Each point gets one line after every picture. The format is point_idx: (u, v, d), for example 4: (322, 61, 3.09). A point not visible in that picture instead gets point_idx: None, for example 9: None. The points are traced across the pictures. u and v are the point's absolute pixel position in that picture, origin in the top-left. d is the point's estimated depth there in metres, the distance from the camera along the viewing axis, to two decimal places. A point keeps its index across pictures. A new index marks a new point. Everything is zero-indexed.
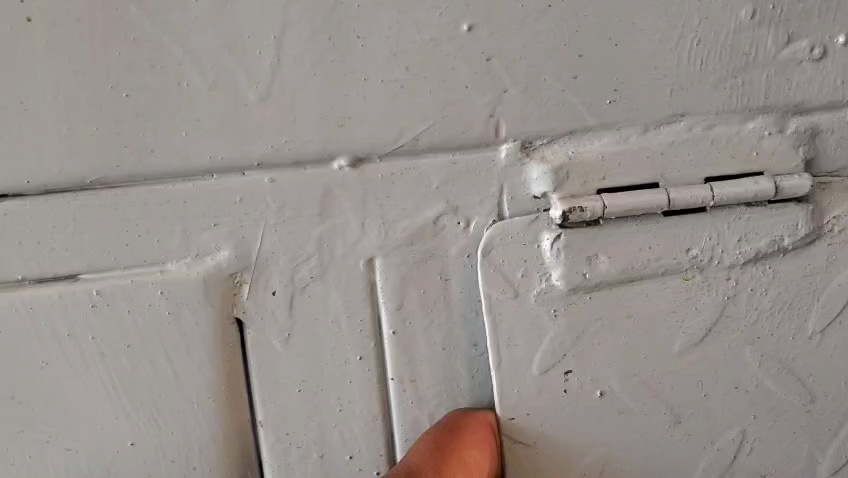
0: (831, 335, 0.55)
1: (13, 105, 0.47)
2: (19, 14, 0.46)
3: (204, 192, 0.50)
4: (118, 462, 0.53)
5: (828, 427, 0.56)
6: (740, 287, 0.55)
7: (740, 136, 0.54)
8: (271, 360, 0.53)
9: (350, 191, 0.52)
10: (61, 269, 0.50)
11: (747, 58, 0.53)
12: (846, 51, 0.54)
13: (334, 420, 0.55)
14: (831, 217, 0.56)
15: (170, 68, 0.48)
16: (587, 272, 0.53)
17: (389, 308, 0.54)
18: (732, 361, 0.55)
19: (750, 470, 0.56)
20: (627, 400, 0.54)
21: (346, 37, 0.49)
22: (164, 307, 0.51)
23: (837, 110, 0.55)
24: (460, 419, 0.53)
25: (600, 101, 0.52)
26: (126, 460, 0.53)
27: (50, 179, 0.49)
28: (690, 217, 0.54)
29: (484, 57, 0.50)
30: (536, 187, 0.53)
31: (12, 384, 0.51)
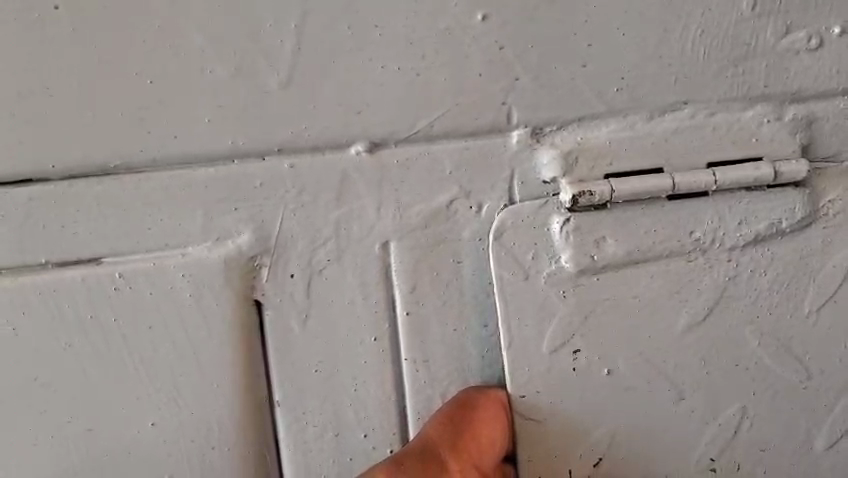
0: (827, 314, 0.58)
1: (39, 91, 0.48)
2: (47, 3, 0.47)
3: (225, 177, 0.51)
4: (139, 443, 0.53)
5: (824, 403, 0.58)
6: (740, 269, 0.57)
7: (740, 123, 0.56)
8: (289, 341, 0.55)
9: (366, 176, 0.53)
10: (84, 252, 0.51)
11: (748, 48, 0.55)
12: (842, 41, 0.56)
13: (349, 400, 0.56)
14: (827, 201, 0.58)
15: (193, 55, 0.49)
16: (594, 254, 0.55)
17: (404, 290, 0.55)
18: (732, 340, 0.57)
19: (751, 444, 0.58)
20: (633, 378, 0.56)
21: (364, 26, 0.50)
22: (186, 289, 0.52)
23: (833, 98, 0.57)
24: (474, 397, 0.55)
25: (607, 89, 0.54)
26: (147, 441, 0.54)
27: (74, 164, 0.50)
28: (693, 202, 0.56)
29: (496, 46, 0.52)
30: (545, 172, 0.55)
31: (34, 366, 0.52)
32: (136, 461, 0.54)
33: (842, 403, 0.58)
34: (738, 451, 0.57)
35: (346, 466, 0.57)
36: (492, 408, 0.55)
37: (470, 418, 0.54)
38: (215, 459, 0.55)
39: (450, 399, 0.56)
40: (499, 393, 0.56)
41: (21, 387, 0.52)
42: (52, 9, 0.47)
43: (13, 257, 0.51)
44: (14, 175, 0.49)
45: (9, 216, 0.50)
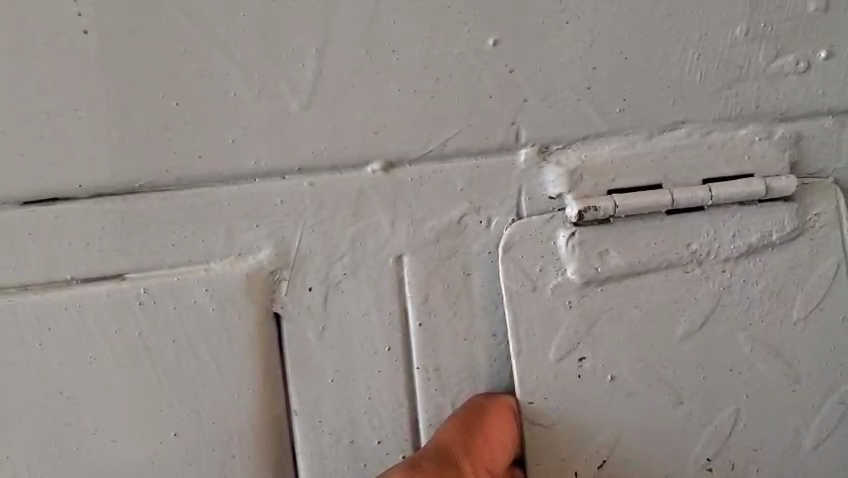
0: (814, 321, 0.61)
1: (68, 113, 0.50)
2: (76, 27, 0.49)
3: (247, 195, 0.54)
4: (162, 453, 0.55)
5: (813, 405, 0.61)
6: (734, 279, 0.60)
7: (733, 141, 0.59)
8: (307, 351, 0.57)
9: (382, 192, 0.55)
10: (109, 268, 0.53)
11: (741, 70, 0.58)
12: (828, 65, 0.60)
13: (364, 408, 0.58)
14: (815, 214, 0.61)
15: (218, 78, 0.51)
16: (598, 266, 0.58)
17: (416, 302, 0.57)
18: (726, 346, 0.60)
19: (745, 445, 0.61)
20: (634, 383, 0.59)
21: (382, 50, 0.53)
22: (209, 303, 0.54)
23: (819, 117, 0.61)
24: (486, 404, 0.58)
25: (610, 110, 0.57)
26: (169, 451, 0.55)
27: (100, 183, 0.51)
28: (690, 216, 0.59)
29: (507, 69, 0.55)
30: (552, 188, 0.58)
31: (59, 379, 0.53)
32: (160, 470, 0.55)
33: (829, 404, 0.61)
34: (733, 452, 0.61)
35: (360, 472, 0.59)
36: (503, 414, 0.58)
37: (486, 424, 0.57)
38: (235, 467, 0.56)
39: (462, 404, 0.59)
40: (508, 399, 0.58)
41: (46, 399, 0.53)
42: (81, 33, 0.49)
43: (39, 273, 0.52)
44: (43, 193, 0.51)
45: (37, 233, 0.52)
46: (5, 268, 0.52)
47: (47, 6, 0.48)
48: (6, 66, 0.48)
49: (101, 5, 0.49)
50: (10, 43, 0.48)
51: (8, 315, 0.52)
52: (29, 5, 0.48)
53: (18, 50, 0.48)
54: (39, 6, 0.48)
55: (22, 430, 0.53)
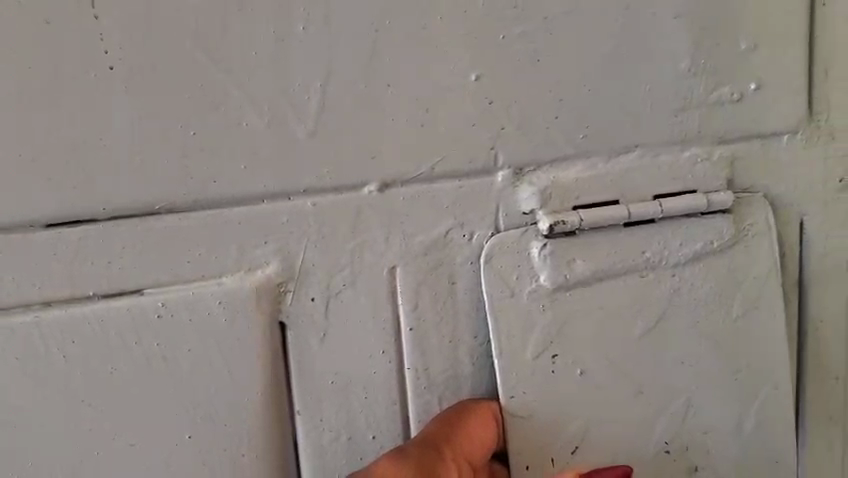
0: (749, 317, 0.70)
1: (94, 142, 0.54)
2: (103, 64, 0.53)
3: (257, 214, 0.59)
4: (179, 454, 0.60)
5: (750, 391, 0.71)
6: (683, 282, 0.69)
7: (679, 162, 0.68)
8: (310, 356, 0.62)
9: (378, 210, 0.62)
10: (129, 284, 0.57)
11: (685, 101, 0.67)
12: (758, 95, 0.68)
13: (361, 407, 0.64)
14: (749, 224, 0.70)
15: (232, 110, 0.56)
16: (567, 273, 0.65)
17: (408, 309, 0.64)
18: (678, 341, 0.69)
19: (694, 428, 0.69)
20: (600, 376, 0.67)
21: (379, 84, 0.59)
22: (222, 314, 0.59)
23: (750, 140, 0.70)
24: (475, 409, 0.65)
25: (575, 135, 0.65)
26: (186, 451, 0.60)
27: (122, 206, 0.56)
28: (644, 227, 0.67)
29: (487, 100, 0.62)
30: (525, 204, 0.65)
31: (82, 390, 0.58)
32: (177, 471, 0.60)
33: (764, 389, 0.71)
34: (685, 434, 0.69)
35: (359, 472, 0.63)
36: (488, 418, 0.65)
37: (476, 429, 0.64)
38: (246, 465, 0.61)
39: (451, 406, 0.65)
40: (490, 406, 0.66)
41: (70, 409, 0.58)
42: (107, 68, 0.53)
43: (64, 290, 0.57)
44: (68, 217, 0.55)
45: (61, 254, 0.56)
46: (30, 286, 0.56)
47: (76, 44, 0.52)
48: (38, 102, 0.53)
49: (126, 44, 0.53)
50: (43, 80, 0.52)
51: (33, 331, 0.56)
52: (58, 44, 0.52)
53: (49, 84, 0.53)
54: (69, 45, 0.52)
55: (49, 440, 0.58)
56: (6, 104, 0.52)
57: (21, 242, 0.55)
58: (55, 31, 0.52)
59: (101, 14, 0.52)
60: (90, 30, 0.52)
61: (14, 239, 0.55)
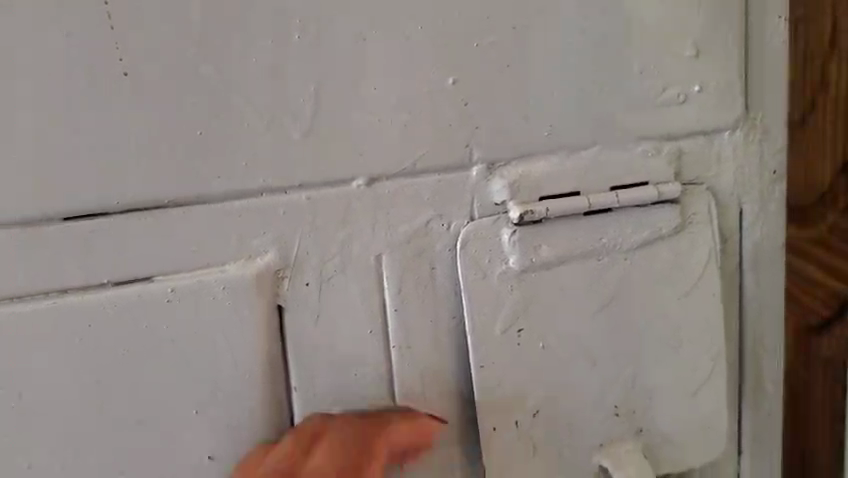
0: (694, 296, 0.79)
1: (109, 140, 0.61)
2: (118, 70, 0.60)
3: (257, 208, 0.66)
4: (182, 428, 0.67)
5: (692, 361, 0.80)
6: (635, 265, 0.77)
7: (632, 157, 0.76)
8: (304, 335, 0.69)
9: (365, 203, 0.68)
10: (140, 272, 0.64)
11: (637, 100, 0.75)
12: (700, 97, 0.76)
13: (350, 382, 0.71)
14: (693, 212, 0.78)
15: (233, 112, 0.63)
16: (533, 258, 0.73)
17: (392, 291, 0.71)
18: (630, 318, 0.77)
19: (642, 393, 0.79)
20: (561, 349, 0.75)
21: (365, 88, 0.66)
22: (226, 298, 0.66)
23: (696, 136, 0.78)
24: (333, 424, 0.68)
25: (540, 133, 0.72)
26: (189, 427, 0.67)
27: (134, 200, 0.63)
28: (602, 216, 0.75)
29: (463, 102, 0.69)
30: (497, 196, 0.72)
31: (95, 371, 0.64)
32: (179, 444, 0.67)
33: (703, 359, 0.80)
34: (632, 399, 0.78)
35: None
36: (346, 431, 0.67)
37: (325, 446, 0.66)
38: (247, 437, 0.68)
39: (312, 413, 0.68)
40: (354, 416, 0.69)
41: (86, 385, 0.64)
42: (122, 74, 0.60)
43: (81, 275, 0.63)
44: (87, 211, 0.62)
45: (78, 243, 0.62)
46: (51, 276, 0.62)
47: (94, 53, 0.60)
48: (60, 106, 0.60)
49: (139, 52, 0.60)
50: (65, 87, 0.60)
51: (52, 317, 0.63)
52: (79, 53, 0.59)
53: (70, 89, 0.60)
54: (87, 55, 0.59)
55: (67, 412, 0.64)
56: (32, 106, 0.59)
57: (44, 234, 0.62)
58: (75, 41, 0.59)
59: (117, 25, 0.60)
60: (107, 40, 0.60)
61: (37, 231, 0.61)
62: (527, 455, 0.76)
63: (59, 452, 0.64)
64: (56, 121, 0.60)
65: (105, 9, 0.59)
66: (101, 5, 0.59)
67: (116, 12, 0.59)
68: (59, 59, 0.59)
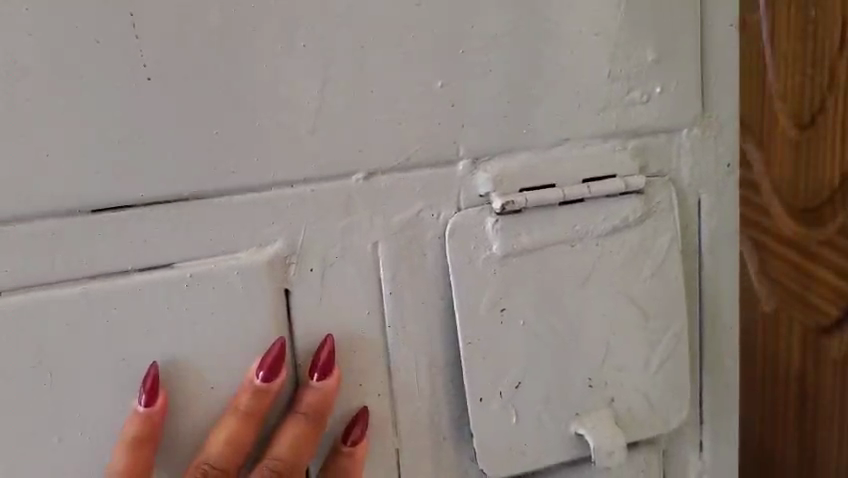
0: (658, 277, 0.87)
1: (134, 139, 0.68)
2: (142, 76, 0.67)
3: (266, 201, 0.73)
4: (194, 402, 0.74)
5: (656, 336, 0.88)
6: (605, 250, 0.85)
7: (602, 152, 0.84)
8: (309, 315, 0.76)
9: (364, 194, 0.76)
10: (161, 259, 0.71)
11: (605, 101, 0.83)
12: (661, 98, 0.85)
13: (350, 356, 0.79)
14: (657, 201, 0.86)
15: (246, 112, 0.71)
16: (514, 244, 0.81)
17: (388, 275, 0.79)
18: (601, 298, 0.85)
19: (613, 366, 0.87)
20: (540, 326, 0.83)
21: (364, 91, 0.74)
22: (239, 282, 0.73)
23: (657, 133, 0.86)
24: (258, 391, 0.72)
25: (520, 131, 0.80)
26: (200, 401, 0.74)
27: (157, 193, 0.69)
28: (574, 207, 0.83)
29: (451, 103, 0.77)
30: (481, 188, 0.80)
31: (121, 351, 0.70)
32: (193, 415, 0.74)
33: (666, 334, 0.89)
34: (604, 372, 0.87)
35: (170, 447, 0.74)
36: (260, 408, 0.73)
37: (229, 419, 0.72)
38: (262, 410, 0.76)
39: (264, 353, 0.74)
40: (281, 377, 0.73)
41: (112, 364, 0.70)
42: (145, 79, 0.67)
43: (108, 263, 0.69)
44: (113, 204, 0.68)
45: (105, 233, 0.69)
46: (80, 263, 0.69)
47: (121, 60, 0.66)
48: (89, 108, 0.66)
49: (161, 59, 0.67)
50: (93, 92, 0.66)
51: (83, 300, 0.69)
52: (107, 61, 0.66)
53: (98, 94, 0.66)
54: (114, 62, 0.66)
55: (95, 390, 0.70)
56: (64, 109, 0.66)
57: (74, 225, 0.68)
58: (104, 50, 0.66)
59: (142, 35, 0.66)
60: (132, 48, 0.66)
61: (67, 222, 0.68)
62: (510, 423, 0.84)
63: (86, 425, 0.71)
64: (85, 122, 0.66)
65: (130, 20, 0.66)
66: (127, 17, 0.66)
67: (141, 23, 0.66)
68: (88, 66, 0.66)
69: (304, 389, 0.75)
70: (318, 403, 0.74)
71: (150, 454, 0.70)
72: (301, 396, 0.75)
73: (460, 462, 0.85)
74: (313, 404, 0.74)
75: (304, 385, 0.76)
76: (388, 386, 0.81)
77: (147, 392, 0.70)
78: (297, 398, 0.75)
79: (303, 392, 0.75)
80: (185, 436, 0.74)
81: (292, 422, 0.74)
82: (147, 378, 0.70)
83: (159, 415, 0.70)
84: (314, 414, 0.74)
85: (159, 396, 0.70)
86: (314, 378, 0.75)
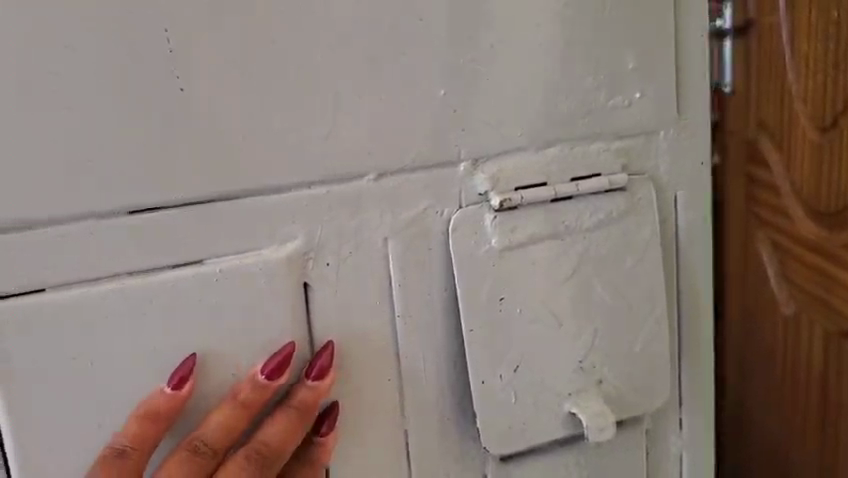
0: (641, 267, 0.95)
1: (167, 145, 0.74)
2: (176, 86, 0.73)
3: (286, 201, 0.80)
4: (217, 390, 0.80)
5: (640, 322, 0.96)
6: (592, 242, 0.92)
7: (588, 152, 0.91)
8: (328, 306, 0.83)
9: (374, 194, 0.83)
10: (192, 256, 0.77)
11: (590, 106, 0.90)
12: (641, 102, 0.92)
13: (362, 345, 0.85)
14: (639, 197, 0.93)
15: (269, 120, 0.77)
16: (511, 238, 0.87)
17: (396, 269, 0.85)
18: (590, 286, 0.93)
19: (601, 349, 0.94)
20: (535, 314, 0.90)
21: (374, 98, 0.80)
22: (263, 276, 0.79)
23: (638, 135, 0.94)
24: (258, 386, 0.78)
25: (515, 134, 0.87)
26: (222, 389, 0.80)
27: (188, 195, 0.76)
28: (564, 203, 0.90)
29: (453, 110, 0.84)
30: (480, 187, 0.87)
31: (155, 341, 0.77)
32: (203, 399, 0.80)
33: (649, 320, 0.96)
34: (593, 355, 0.94)
35: (178, 428, 0.79)
36: (256, 402, 0.78)
37: (228, 405, 0.77)
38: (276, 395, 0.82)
39: (271, 354, 0.80)
40: (283, 379, 0.79)
41: (147, 353, 0.77)
42: (179, 89, 0.74)
43: (143, 261, 0.75)
44: (149, 205, 0.75)
45: (141, 233, 0.75)
46: (117, 261, 0.75)
47: (156, 72, 0.73)
48: (127, 117, 0.72)
49: (193, 71, 0.74)
50: (131, 102, 0.72)
51: (120, 295, 0.75)
52: (144, 73, 0.72)
53: (135, 103, 0.73)
54: (150, 74, 0.73)
55: (134, 376, 0.76)
56: (104, 117, 0.72)
57: (112, 225, 0.74)
58: (140, 63, 0.72)
59: (175, 48, 0.73)
60: (166, 61, 0.73)
61: (106, 222, 0.74)
62: (509, 404, 0.91)
63: (123, 409, 0.77)
64: (125, 130, 0.73)
65: (165, 36, 0.72)
66: (161, 32, 0.72)
67: (174, 38, 0.73)
68: (126, 78, 0.72)
69: (298, 387, 0.80)
70: (310, 402, 0.80)
71: (154, 430, 0.75)
72: (294, 393, 0.80)
73: (463, 442, 0.92)
74: (303, 402, 0.80)
75: (299, 383, 0.81)
76: (396, 372, 0.88)
77: (177, 380, 0.76)
78: (291, 394, 0.81)
79: (297, 389, 0.80)
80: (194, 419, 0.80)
81: (281, 413, 0.79)
82: (183, 368, 0.77)
83: (182, 402, 0.76)
84: (304, 411, 0.80)
85: (186, 386, 0.76)
86: (309, 378, 0.80)
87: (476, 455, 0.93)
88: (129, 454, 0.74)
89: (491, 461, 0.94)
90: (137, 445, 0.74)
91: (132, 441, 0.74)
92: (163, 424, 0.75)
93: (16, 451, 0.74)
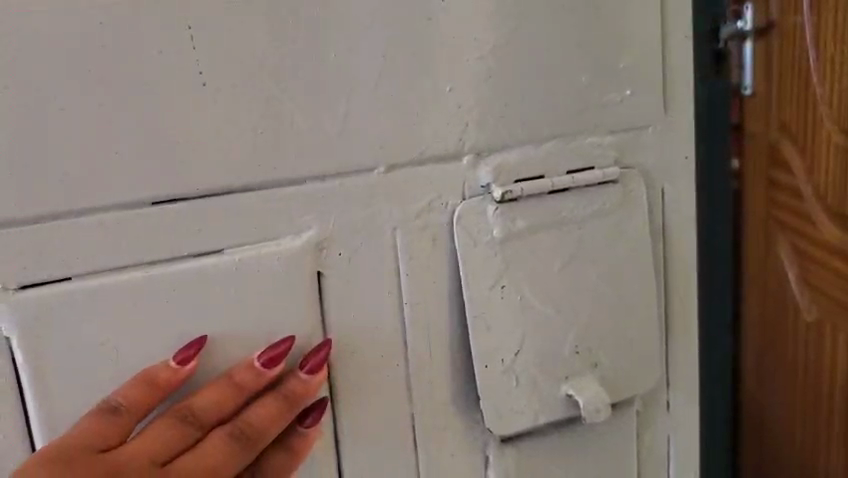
0: (632, 256, 0.99)
1: (189, 139, 0.78)
2: (198, 82, 0.77)
3: (301, 193, 0.83)
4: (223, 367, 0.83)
5: (632, 308, 1.00)
6: (586, 232, 0.96)
7: (583, 146, 0.95)
8: (341, 293, 0.87)
9: (383, 186, 0.87)
10: (211, 246, 0.80)
11: (584, 102, 0.94)
12: (631, 99, 0.97)
13: (371, 331, 0.89)
14: (631, 189, 0.98)
15: (284, 115, 0.81)
16: (511, 228, 0.92)
17: (405, 258, 0.89)
18: (586, 275, 0.97)
19: (596, 335, 0.99)
20: (535, 300, 0.94)
21: (383, 94, 0.84)
22: (280, 265, 0.82)
23: (630, 129, 0.98)
24: (255, 373, 0.80)
25: (515, 129, 0.91)
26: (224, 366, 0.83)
27: (208, 187, 0.79)
28: (561, 195, 0.94)
29: (457, 106, 0.88)
30: (483, 180, 0.91)
31: (177, 326, 0.80)
32: (202, 376, 0.82)
33: (640, 307, 1.01)
34: (588, 341, 0.98)
35: (173, 398, 0.82)
36: (250, 386, 0.80)
37: (222, 384, 0.80)
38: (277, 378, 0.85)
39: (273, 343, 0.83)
40: (279, 369, 0.81)
41: (169, 338, 0.80)
42: (201, 85, 0.77)
43: (165, 250, 0.79)
44: (171, 197, 0.78)
45: (163, 223, 0.78)
46: (140, 250, 0.78)
47: (179, 68, 0.76)
48: (151, 111, 0.76)
49: (214, 67, 0.77)
50: (155, 97, 0.76)
51: (144, 282, 0.78)
52: (167, 69, 0.76)
53: (157, 98, 0.76)
54: (173, 70, 0.76)
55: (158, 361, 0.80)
56: (128, 111, 0.75)
57: (136, 215, 0.77)
58: (164, 60, 0.75)
59: (198, 45, 0.76)
60: (189, 58, 0.76)
61: (130, 213, 0.77)
62: (510, 387, 0.95)
63: None
64: (149, 124, 0.76)
65: (188, 33, 0.76)
66: (185, 30, 0.76)
67: (197, 35, 0.76)
68: (151, 74, 0.75)
69: (290, 377, 0.83)
70: (299, 393, 0.82)
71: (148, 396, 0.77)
72: (286, 380, 0.83)
73: (466, 425, 0.96)
74: (293, 393, 0.82)
75: (293, 372, 0.83)
76: (404, 358, 0.91)
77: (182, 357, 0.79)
78: (282, 382, 0.83)
79: (290, 377, 0.83)
80: (189, 391, 0.82)
81: (269, 398, 0.81)
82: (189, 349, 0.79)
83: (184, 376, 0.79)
84: (291, 402, 0.81)
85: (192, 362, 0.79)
86: (303, 371, 0.83)
87: (478, 438, 0.97)
88: (122, 413, 0.76)
89: (493, 443, 0.98)
90: (132, 406, 0.77)
91: (127, 401, 0.76)
92: (158, 392, 0.77)
93: (43, 430, 0.78)
